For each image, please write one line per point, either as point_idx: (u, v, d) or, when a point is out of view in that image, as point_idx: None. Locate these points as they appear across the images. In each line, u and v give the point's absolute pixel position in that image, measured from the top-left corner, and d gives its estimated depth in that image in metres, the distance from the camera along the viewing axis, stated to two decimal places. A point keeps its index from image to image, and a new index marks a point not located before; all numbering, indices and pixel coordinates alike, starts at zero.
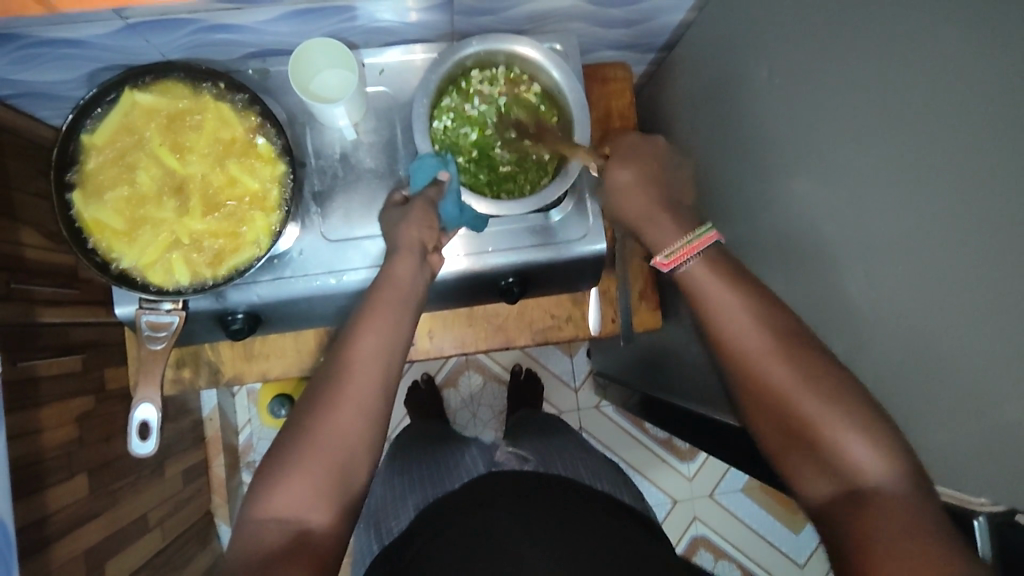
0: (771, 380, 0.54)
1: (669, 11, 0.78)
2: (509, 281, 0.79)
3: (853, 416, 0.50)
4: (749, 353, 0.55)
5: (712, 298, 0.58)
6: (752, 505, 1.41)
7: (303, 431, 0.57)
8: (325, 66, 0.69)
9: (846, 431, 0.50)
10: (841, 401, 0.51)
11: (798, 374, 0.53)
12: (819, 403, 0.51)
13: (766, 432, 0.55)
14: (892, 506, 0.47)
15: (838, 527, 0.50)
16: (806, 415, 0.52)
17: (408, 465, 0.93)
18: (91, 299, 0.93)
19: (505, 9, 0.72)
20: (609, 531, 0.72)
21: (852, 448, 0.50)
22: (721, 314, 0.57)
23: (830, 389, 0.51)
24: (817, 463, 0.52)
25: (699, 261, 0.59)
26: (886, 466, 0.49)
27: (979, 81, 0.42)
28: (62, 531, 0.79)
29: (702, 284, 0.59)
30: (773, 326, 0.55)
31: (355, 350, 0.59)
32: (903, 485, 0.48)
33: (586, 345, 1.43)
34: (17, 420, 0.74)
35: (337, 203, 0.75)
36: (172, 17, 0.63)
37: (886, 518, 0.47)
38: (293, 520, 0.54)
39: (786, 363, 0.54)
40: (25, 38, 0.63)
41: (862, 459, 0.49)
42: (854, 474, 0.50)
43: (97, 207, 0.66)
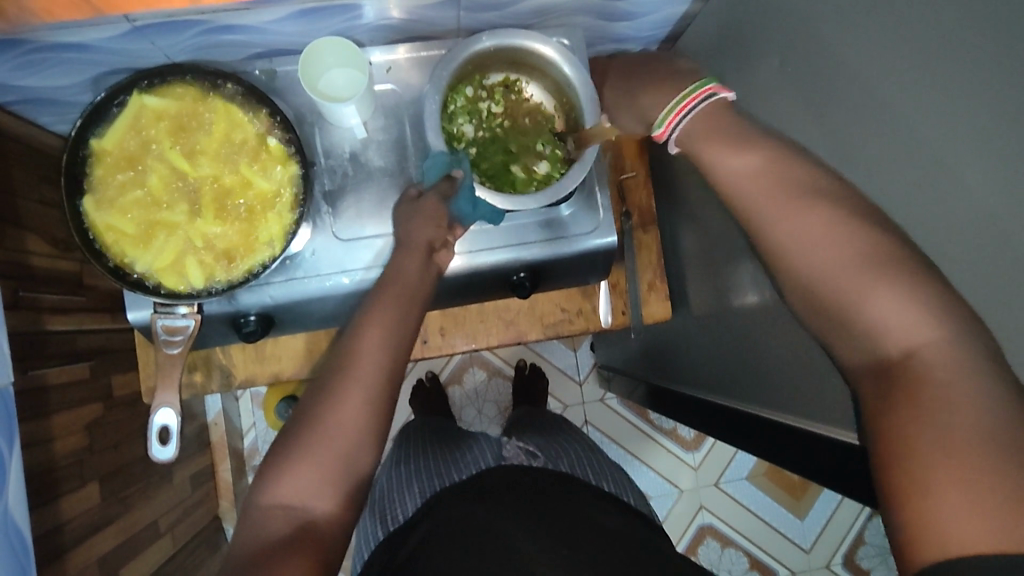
0: (794, 230, 0.53)
1: (672, 3, 0.78)
2: (520, 276, 0.79)
3: (877, 265, 0.48)
4: (762, 208, 0.55)
5: (732, 162, 0.57)
6: (757, 492, 1.43)
7: (313, 427, 0.56)
8: (336, 64, 0.69)
9: (885, 292, 0.47)
10: (881, 261, 0.48)
11: (821, 223, 0.51)
12: (851, 261, 0.49)
13: (804, 300, 0.53)
14: (927, 367, 0.45)
15: (870, 390, 0.48)
16: (824, 267, 0.50)
17: (413, 455, 0.93)
18: (97, 307, 0.92)
19: (509, 4, 0.73)
20: (608, 523, 0.73)
21: (879, 298, 0.47)
22: (735, 173, 0.57)
23: (852, 233, 0.50)
24: (846, 324, 0.50)
25: (693, 118, 0.61)
26: (920, 314, 0.46)
27: None
28: (77, 539, 0.78)
29: (718, 150, 0.58)
30: (787, 173, 0.54)
31: (360, 344, 0.59)
32: (939, 340, 0.45)
33: (589, 339, 1.44)
34: (29, 429, 0.73)
35: (348, 202, 0.75)
36: (178, 19, 0.63)
37: (925, 381, 0.44)
38: (297, 508, 0.54)
39: (815, 214, 0.52)
40: (31, 43, 0.62)
41: (904, 316, 0.46)
42: (880, 331, 0.48)
43: (108, 213, 0.66)
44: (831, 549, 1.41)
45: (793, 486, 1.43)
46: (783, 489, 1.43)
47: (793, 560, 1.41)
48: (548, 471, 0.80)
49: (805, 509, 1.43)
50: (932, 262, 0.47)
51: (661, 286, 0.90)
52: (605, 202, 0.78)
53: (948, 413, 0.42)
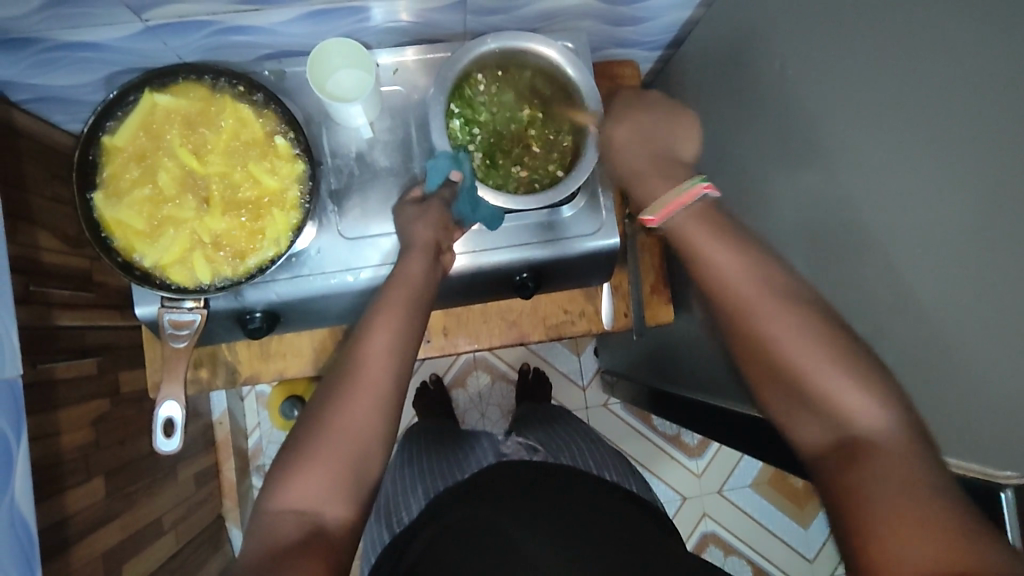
0: (762, 327, 0.56)
1: (676, 8, 0.79)
2: (523, 276, 0.80)
3: (840, 363, 0.52)
4: (742, 302, 0.57)
5: (713, 252, 0.59)
6: (761, 500, 1.42)
7: (322, 428, 0.57)
8: (343, 65, 0.70)
9: (844, 383, 0.51)
10: (844, 358, 0.52)
11: (794, 322, 0.55)
12: (817, 358, 0.53)
13: (768, 392, 0.56)
14: (878, 447, 0.49)
15: (827, 473, 0.51)
16: (800, 364, 0.53)
17: (419, 455, 0.93)
18: (106, 303, 0.94)
19: (515, 8, 0.74)
20: (613, 517, 0.73)
21: (841, 391, 0.51)
22: (715, 263, 0.59)
23: (821, 336, 0.54)
24: (810, 411, 0.53)
25: (686, 212, 0.61)
26: (878, 406, 0.50)
27: (984, 67, 0.44)
28: (82, 533, 0.79)
29: (701, 238, 0.60)
30: (761, 274, 0.58)
31: (367, 347, 0.60)
32: (888, 424, 0.49)
33: (593, 344, 1.44)
34: (37, 422, 0.74)
35: (353, 202, 0.76)
36: (190, 19, 0.64)
37: (877, 458, 0.48)
38: (309, 512, 0.54)
39: (788, 312, 0.55)
40: (46, 42, 0.63)
41: (858, 409, 0.51)
42: (843, 419, 0.51)
43: (118, 208, 0.67)
44: (836, 558, 1.40)
45: (797, 495, 1.42)
46: (788, 497, 1.42)
47: (797, 569, 1.40)
48: (547, 464, 0.80)
49: (810, 518, 1.42)
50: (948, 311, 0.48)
51: (664, 290, 0.90)
52: (608, 204, 0.79)
53: (895, 483, 0.46)
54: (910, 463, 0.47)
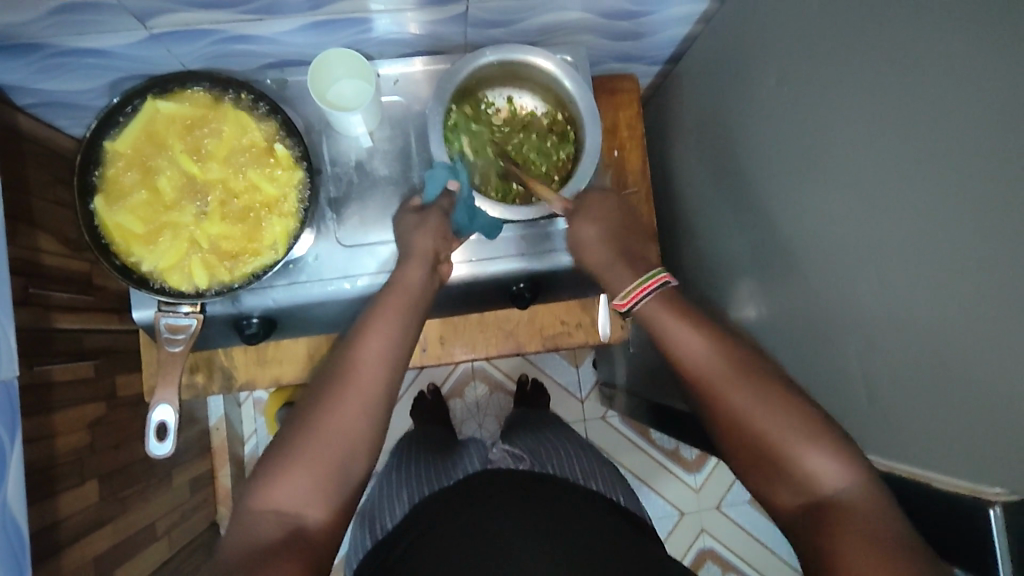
0: (725, 398, 0.58)
1: (675, 24, 0.80)
2: (520, 286, 0.80)
3: (804, 433, 0.54)
4: (714, 379, 0.59)
5: (680, 338, 0.62)
6: (759, 517, 1.41)
7: (309, 428, 0.57)
8: (345, 76, 0.71)
9: (806, 449, 0.53)
10: (800, 423, 0.55)
11: (753, 399, 0.57)
12: (781, 426, 0.55)
13: (743, 461, 0.58)
14: (848, 510, 0.50)
15: (807, 541, 0.52)
16: (767, 435, 0.56)
17: (408, 460, 0.93)
18: (105, 306, 0.94)
19: (515, 22, 0.75)
20: (594, 521, 0.73)
21: (807, 458, 0.53)
22: (685, 349, 0.61)
23: (776, 404, 0.56)
24: (787, 482, 0.55)
25: (652, 300, 0.64)
26: (842, 473, 0.52)
27: (974, 85, 0.44)
28: (74, 537, 0.79)
29: (665, 318, 0.63)
30: (727, 349, 0.60)
31: (360, 350, 0.60)
32: (857, 486, 0.51)
33: (592, 356, 1.44)
34: (32, 423, 0.74)
35: (351, 210, 0.76)
36: (194, 28, 0.65)
37: (847, 520, 0.49)
38: (290, 513, 0.55)
39: (747, 385, 0.58)
40: (51, 48, 0.64)
41: (819, 470, 0.53)
42: (809, 484, 0.53)
43: (117, 212, 0.67)
44: None
45: None
46: None
47: None
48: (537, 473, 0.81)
49: None
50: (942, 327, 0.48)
51: None
52: None
53: (871, 550, 0.46)
54: (875, 522, 0.48)
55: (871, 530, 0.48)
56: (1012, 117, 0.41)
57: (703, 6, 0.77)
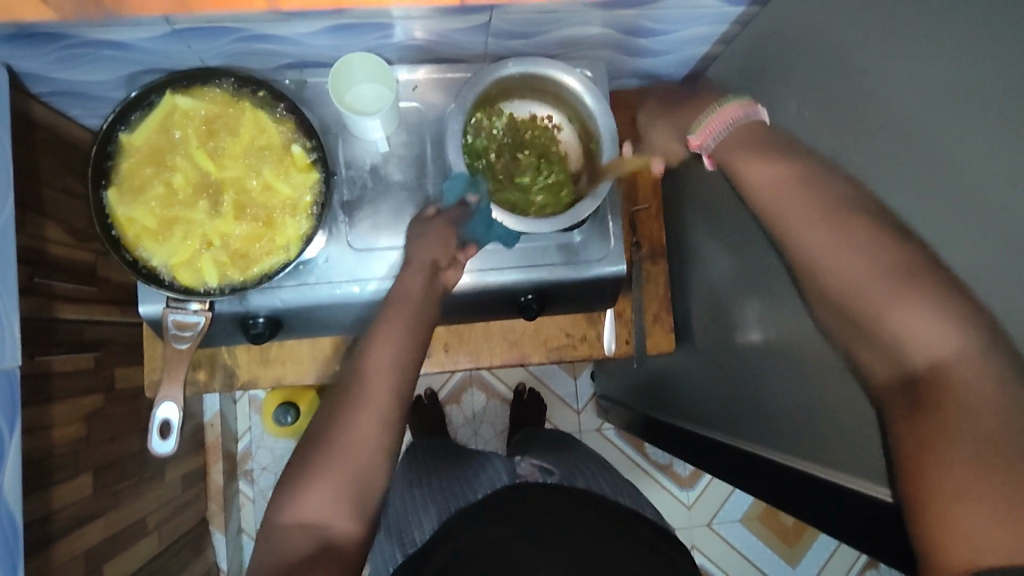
0: (804, 248, 0.58)
1: (693, 44, 0.81)
2: (528, 297, 0.80)
3: (903, 280, 0.51)
4: (794, 227, 0.59)
5: (747, 168, 0.63)
6: (750, 536, 1.41)
7: (329, 441, 0.57)
8: (366, 79, 0.71)
9: (910, 313, 0.50)
10: (906, 281, 0.50)
11: (851, 251, 0.55)
12: (884, 280, 0.52)
13: (822, 311, 0.57)
14: (952, 383, 0.48)
15: (898, 409, 0.51)
16: (851, 284, 0.54)
17: (427, 475, 0.93)
18: (108, 298, 0.93)
19: (537, 34, 0.75)
20: (626, 545, 0.75)
21: (907, 317, 0.50)
22: (753, 180, 0.62)
23: (884, 249, 0.52)
24: (879, 345, 0.53)
25: (725, 132, 0.66)
26: (943, 328, 0.49)
27: (992, 124, 0.44)
28: (65, 530, 0.78)
29: (734, 154, 0.64)
30: (806, 188, 0.58)
31: (370, 361, 0.60)
32: (963, 356, 0.47)
33: (590, 368, 1.44)
34: (31, 413, 0.74)
35: (364, 213, 0.76)
36: (215, 25, 0.65)
37: (947, 398, 0.48)
38: (315, 525, 0.55)
39: (830, 233, 0.56)
40: (71, 38, 0.64)
41: (924, 338, 0.50)
42: (905, 346, 0.51)
43: (130, 206, 0.67)
44: None
45: (786, 532, 1.42)
46: (777, 534, 1.41)
47: None
48: (567, 489, 0.82)
49: (798, 556, 1.41)
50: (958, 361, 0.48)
51: (666, 319, 0.91)
52: (617, 232, 0.79)
53: (968, 439, 0.46)
54: (980, 398, 0.46)
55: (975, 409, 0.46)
56: None
57: (723, 28, 0.77)
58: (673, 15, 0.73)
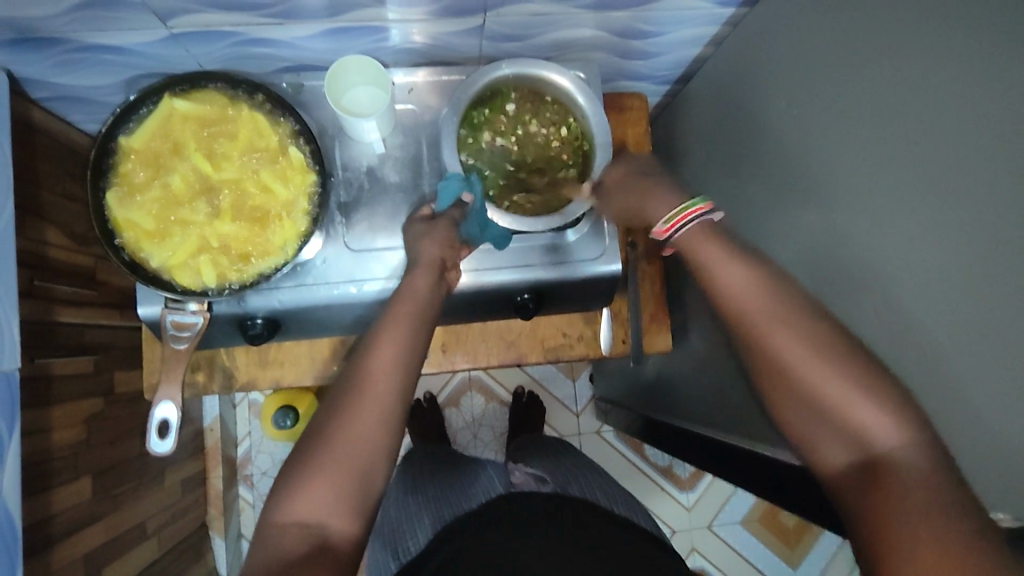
0: (769, 339, 0.57)
1: (686, 46, 0.82)
2: (524, 297, 0.81)
3: (859, 380, 0.52)
4: (757, 322, 0.58)
5: (720, 267, 0.61)
6: (751, 537, 1.41)
7: (326, 438, 0.57)
8: (362, 82, 0.72)
9: (865, 407, 0.51)
10: (859, 377, 0.52)
11: (799, 343, 0.55)
12: (832, 378, 0.53)
13: (782, 408, 0.56)
14: (904, 473, 0.48)
15: (854, 506, 0.50)
16: (815, 383, 0.53)
17: (421, 484, 0.95)
18: (107, 301, 0.94)
19: (530, 36, 0.76)
20: (618, 543, 0.77)
21: (863, 411, 0.51)
22: (726, 286, 0.60)
23: (829, 355, 0.54)
24: (837, 438, 0.53)
25: (690, 231, 0.63)
26: (895, 422, 0.50)
27: (979, 114, 0.45)
28: (64, 533, 0.78)
29: (701, 246, 0.62)
30: (772, 289, 0.58)
31: (373, 361, 0.60)
32: (917, 451, 0.48)
33: (588, 370, 1.44)
34: (30, 416, 0.74)
35: (361, 215, 0.77)
36: (214, 29, 0.66)
37: (899, 488, 0.47)
38: (314, 524, 0.55)
39: (795, 331, 0.56)
40: (72, 43, 0.65)
41: (875, 428, 0.50)
42: (857, 433, 0.51)
43: (129, 208, 0.68)
44: None
45: (787, 533, 1.41)
46: (777, 536, 1.41)
47: None
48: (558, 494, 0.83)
49: (799, 558, 1.40)
50: (950, 351, 0.49)
51: (663, 318, 0.92)
52: (612, 230, 0.80)
53: (921, 520, 0.45)
54: (923, 477, 0.47)
55: (924, 487, 0.46)
56: (1015, 147, 0.43)
57: (714, 29, 0.78)
58: (665, 17, 0.74)
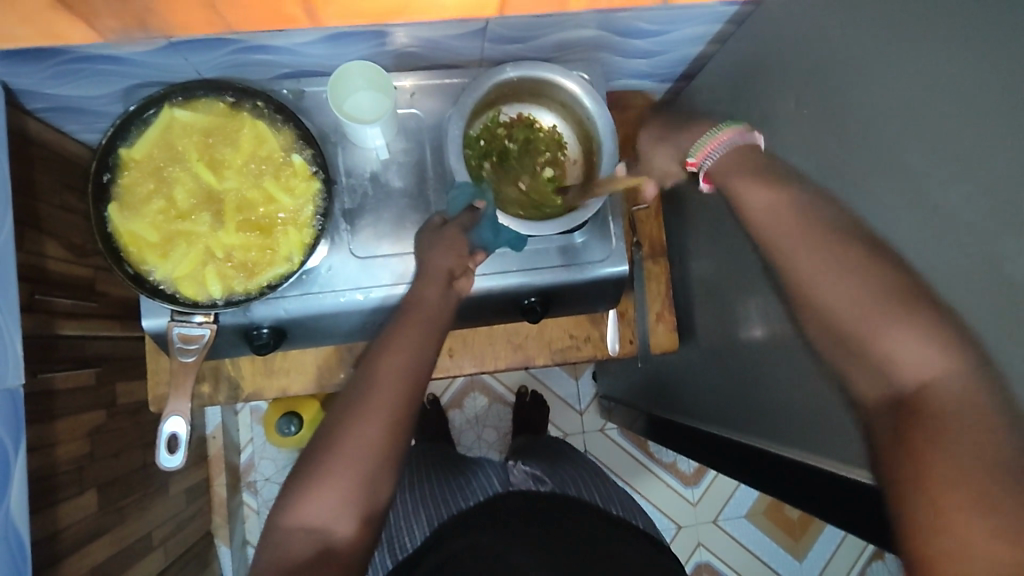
0: (788, 258, 0.57)
1: (688, 44, 0.81)
2: (531, 300, 0.81)
3: (895, 308, 0.49)
4: (789, 241, 0.57)
5: (749, 192, 0.60)
6: (756, 531, 1.42)
7: (333, 444, 0.57)
8: (364, 87, 0.71)
9: (898, 328, 0.49)
10: (901, 300, 0.49)
11: (827, 262, 0.54)
12: (856, 304, 0.51)
13: (813, 329, 0.55)
14: (943, 408, 0.46)
15: (890, 434, 0.48)
16: (852, 308, 0.52)
17: (420, 479, 0.93)
18: (107, 313, 0.93)
19: (533, 38, 0.75)
20: (605, 549, 0.78)
21: (893, 336, 0.49)
22: (753, 210, 0.59)
23: (877, 279, 0.51)
24: (868, 365, 0.51)
25: (719, 153, 0.63)
26: (933, 350, 0.47)
27: None
28: (72, 548, 0.78)
29: (734, 174, 0.62)
30: (792, 218, 0.57)
31: (381, 367, 0.60)
32: (950, 378, 0.46)
33: (591, 368, 1.44)
34: (34, 432, 0.73)
35: (366, 221, 0.76)
36: (213, 37, 0.65)
37: (928, 420, 0.46)
38: (319, 529, 0.55)
39: (822, 254, 0.54)
40: (67, 54, 0.64)
41: (908, 355, 0.48)
42: (891, 366, 0.49)
43: (131, 220, 0.67)
44: None
45: (792, 526, 1.42)
46: (782, 528, 1.42)
47: None
48: (556, 499, 0.84)
49: (804, 550, 1.41)
50: None
51: (669, 318, 0.91)
52: (618, 231, 0.79)
53: (967, 457, 0.43)
54: (976, 416, 0.44)
55: (965, 427, 0.44)
56: None
57: (716, 28, 0.78)
58: (668, 17, 0.73)
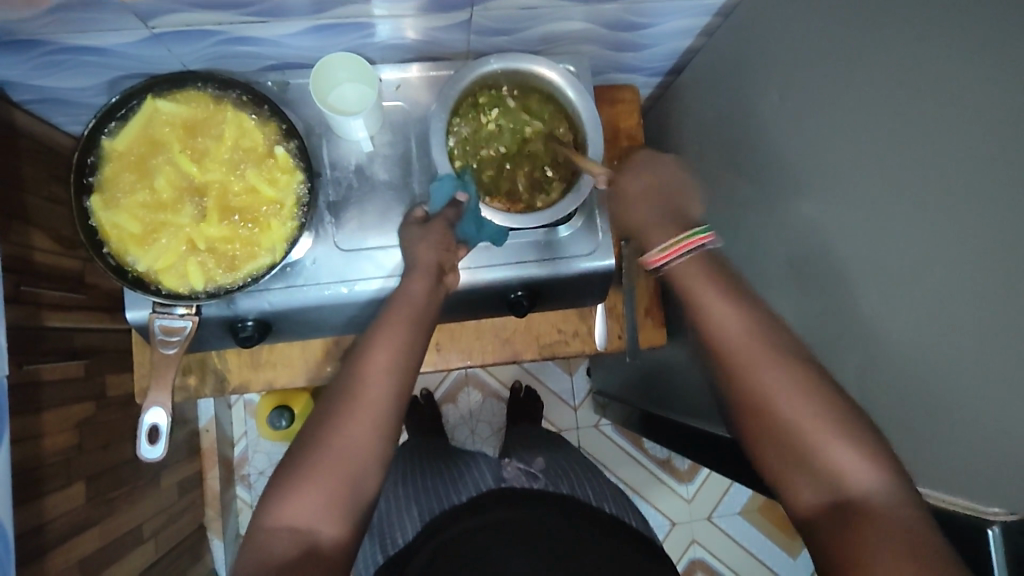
0: (738, 371, 0.58)
1: (677, 37, 0.81)
2: (517, 294, 0.80)
3: (837, 419, 0.53)
4: (737, 355, 0.58)
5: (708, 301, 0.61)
6: (751, 528, 1.41)
7: (320, 444, 0.57)
8: (348, 79, 0.71)
9: (837, 442, 0.52)
10: (836, 419, 0.52)
11: (777, 373, 0.56)
12: (804, 412, 0.54)
13: (755, 442, 0.56)
14: (879, 512, 0.48)
15: (825, 538, 0.50)
16: (795, 417, 0.54)
17: (412, 477, 0.94)
18: (96, 305, 0.93)
19: (520, 30, 0.75)
20: (599, 545, 0.76)
21: (834, 447, 0.52)
22: (708, 315, 0.61)
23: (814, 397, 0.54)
24: (806, 470, 0.53)
25: (684, 259, 0.64)
26: (871, 466, 0.50)
27: (970, 106, 0.45)
28: (58, 540, 0.78)
29: (692, 282, 0.63)
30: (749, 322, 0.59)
31: (366, 366, 0.60)
32: (886, 491, 0.49)
33: (586, 363, 1.44)
34: (19, 423, 0.73)
35: (351, 214, 0.76)
36: (196, 28, 0.65)
37: (869, 521, 0.48)
38: (305, 530, 0.54)
39: (775, 367, 0.56)
40: (50, 45, 0.64)
41: (846, 463, 0.51)
42: (831, 474, 0.52)
43: (114, 211, 0.67)
44: None
45: (787, 523, 1.42)
46: (777, 526, 1.41)
47: None
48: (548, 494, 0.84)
49: (799, 548, 1.41)
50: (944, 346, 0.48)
51: (658, 313, 0.91)
52: (604, 225, 0.79)
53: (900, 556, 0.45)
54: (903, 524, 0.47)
55: (899, 530, 0.46)
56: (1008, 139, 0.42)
57: (705, 20, 0.77)
58: (656, 9, 0.73)
